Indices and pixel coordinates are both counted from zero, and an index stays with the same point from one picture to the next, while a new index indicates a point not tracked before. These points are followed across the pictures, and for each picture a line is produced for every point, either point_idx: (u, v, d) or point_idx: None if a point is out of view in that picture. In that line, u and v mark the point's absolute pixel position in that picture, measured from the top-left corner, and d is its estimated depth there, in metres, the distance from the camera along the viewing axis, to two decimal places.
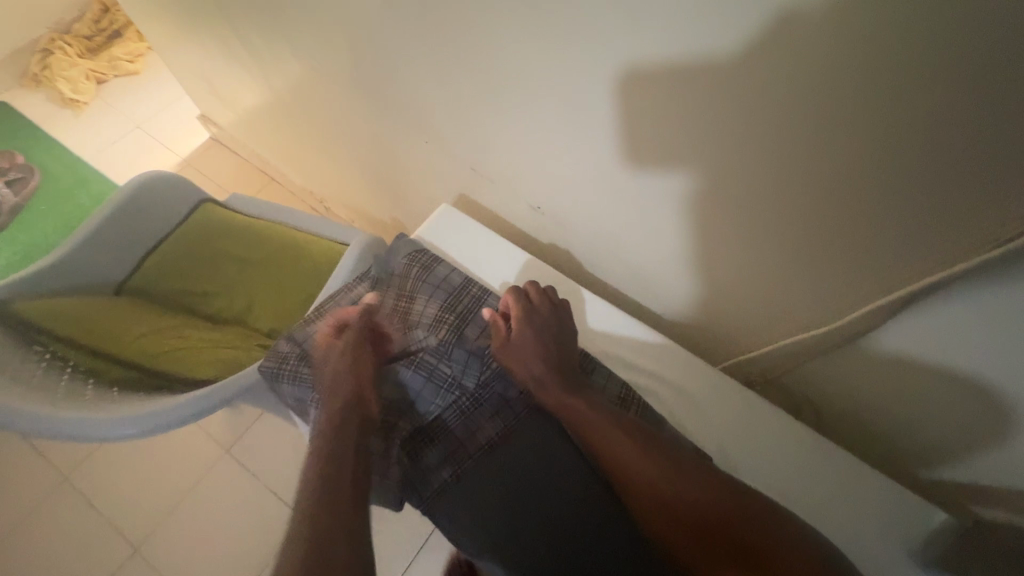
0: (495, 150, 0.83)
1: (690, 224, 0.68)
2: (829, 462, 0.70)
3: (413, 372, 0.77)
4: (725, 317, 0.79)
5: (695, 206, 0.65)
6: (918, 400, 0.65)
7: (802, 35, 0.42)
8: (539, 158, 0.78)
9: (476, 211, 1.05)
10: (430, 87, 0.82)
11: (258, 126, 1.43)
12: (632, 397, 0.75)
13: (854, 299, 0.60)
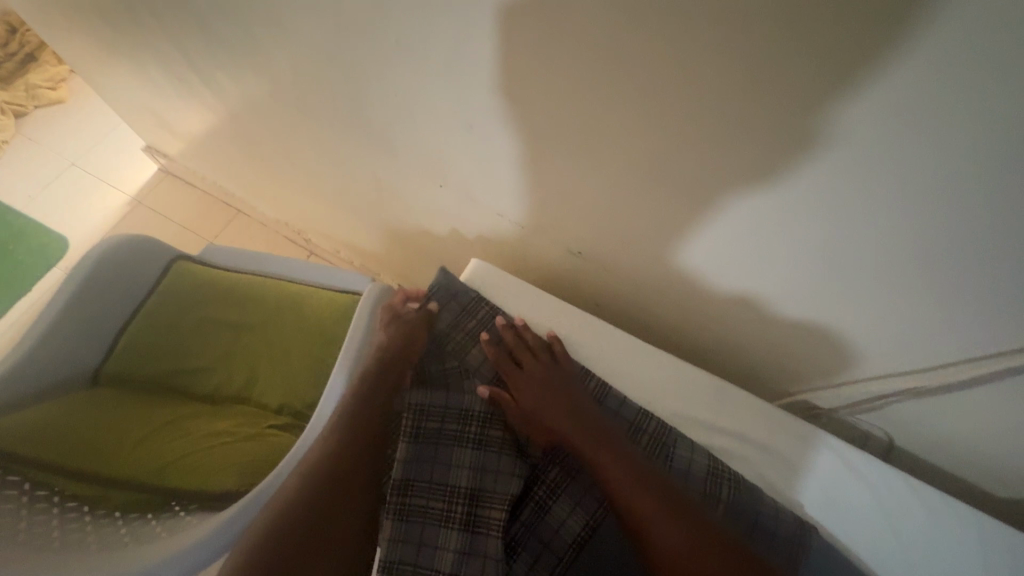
0: (519, 185, 0.78)
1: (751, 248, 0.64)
2: (925, 504, 0.63)
3: (489, 445, 0.62)
4: (788, 345, 0.75)
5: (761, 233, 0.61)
6: (998, 421, 0.64)
7: (977, 45, 0.36)
8: (576, 187, 0.72)
9: (494, 245, 0.96)
10: (444, 113, 0.74)
11: (245, 155, 1.38)
12: (723, 471, 0.63)
13: (952, 326, 0.58)
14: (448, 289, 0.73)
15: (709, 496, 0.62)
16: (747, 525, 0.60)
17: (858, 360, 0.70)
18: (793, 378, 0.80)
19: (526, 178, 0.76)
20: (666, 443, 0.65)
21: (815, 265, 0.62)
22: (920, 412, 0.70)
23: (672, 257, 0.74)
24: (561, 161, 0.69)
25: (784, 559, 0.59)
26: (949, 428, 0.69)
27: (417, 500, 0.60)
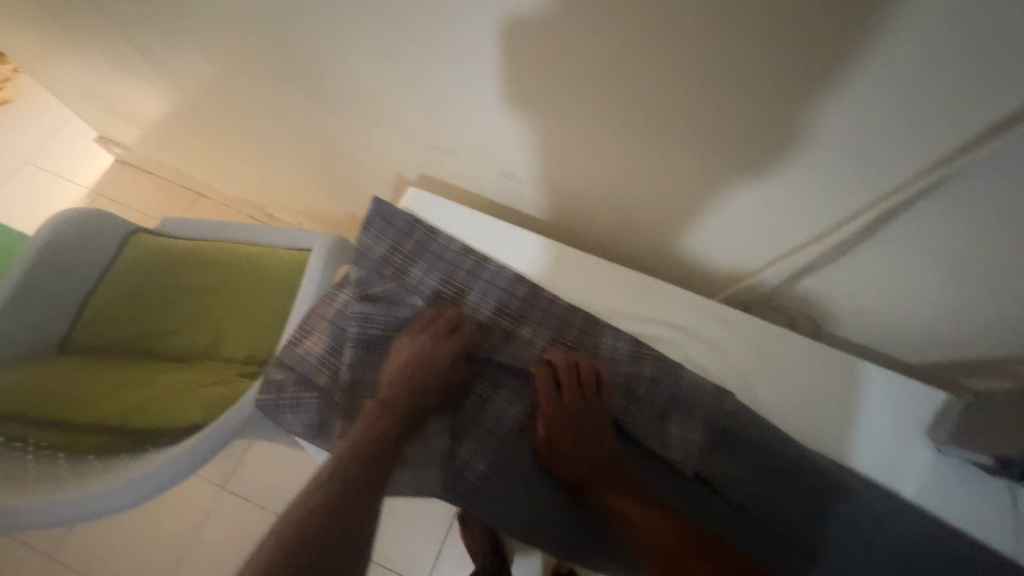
0: (450, 118, 0.79)
1: (667, 150, 0.66)
2: (831, 371, 0.71)
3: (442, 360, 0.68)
4: (719, 248, 0.78)
5: (676, 133, 0.63)
6: (913, 290, 0.68)
7: None
8: (501, 116, 0.73)
9: (437, 188, 0.97)
10: (367, 51, 0.74)
11: (192, 131, 1.37)
12: (647, 350, 0.69)
13: (859, 199, 0.61)
14: (385, 212, 0.74)
15: (634, 375, 0.67)
16: (667, 395, 0.66)
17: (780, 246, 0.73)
18: (725, 274, 0.83)
19: (455, 110, 0.77)
20: (593, 334, 0.70)
21: (723, 156, 0.64)
22: (838, 287, 0.74)
23: (594, 169, 0.75)
24: (477, 85, 0.70)
25: (704, 422, 0.65)
26: (863, 299, 0.74)
27: (364, 398, 0.65)
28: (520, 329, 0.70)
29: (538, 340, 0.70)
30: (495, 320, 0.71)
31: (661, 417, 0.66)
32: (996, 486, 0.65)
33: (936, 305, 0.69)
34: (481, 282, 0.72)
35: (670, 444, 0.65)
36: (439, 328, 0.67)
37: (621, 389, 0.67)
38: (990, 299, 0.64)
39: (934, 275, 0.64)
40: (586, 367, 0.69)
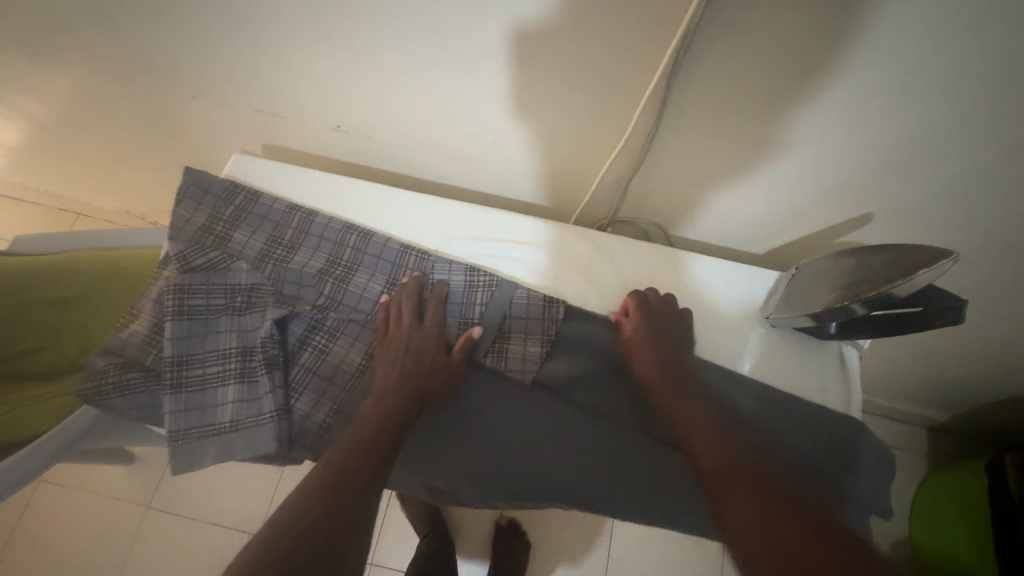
0: (270, 70, 0.76)
1: (472, 68, 0.66)
2: (670, 273, 0.73)
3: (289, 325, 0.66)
4: (557, 171, 0.79)
5: (472, 45, 0.63)
6: (731, 176, 0.71)
7: None
8: (317, 57, 0.72)
9: (286, 157, 0.94)
10: (158, 9, 0.70)
11: (30, 155, 1.26)
12: (480, 278, 0.68)
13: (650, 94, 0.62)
14: (200, 181, 0.72)
15: (468, 303, 0.67)
16: (501, 316, 0.67)
17: (604, 157, 0.74)
18: (570, 196, 0.83)
19: (271, 62, 0.75)
20: (425, 269, 0.68)
21: (544, 73, 0.64)
22: (668, 186, 0.76)
23: (417, 103, 0.75)
24: (276, 26, 0.68)
25: (539, 336, 0.66)
26: (691, 193, 0.76)
27: (194, 370, 0.63)
28: (353, 278, 0.67)
29: (371, 284, 0.67)
30: (326, 271, 0.67)
31: (499, 338, 0.67)
32: (827, 347, 0.69)
33: (754, 187, 0.72)
34: (309, 236, 0.69)
35: (510, 361, 0.66)
36: (408, 314, 0.65)
37: (458, 319, 0.67)
38: (795, 171, 0.68)
39: (738, 154, 0.68)
40: (421, 303, 0.67)
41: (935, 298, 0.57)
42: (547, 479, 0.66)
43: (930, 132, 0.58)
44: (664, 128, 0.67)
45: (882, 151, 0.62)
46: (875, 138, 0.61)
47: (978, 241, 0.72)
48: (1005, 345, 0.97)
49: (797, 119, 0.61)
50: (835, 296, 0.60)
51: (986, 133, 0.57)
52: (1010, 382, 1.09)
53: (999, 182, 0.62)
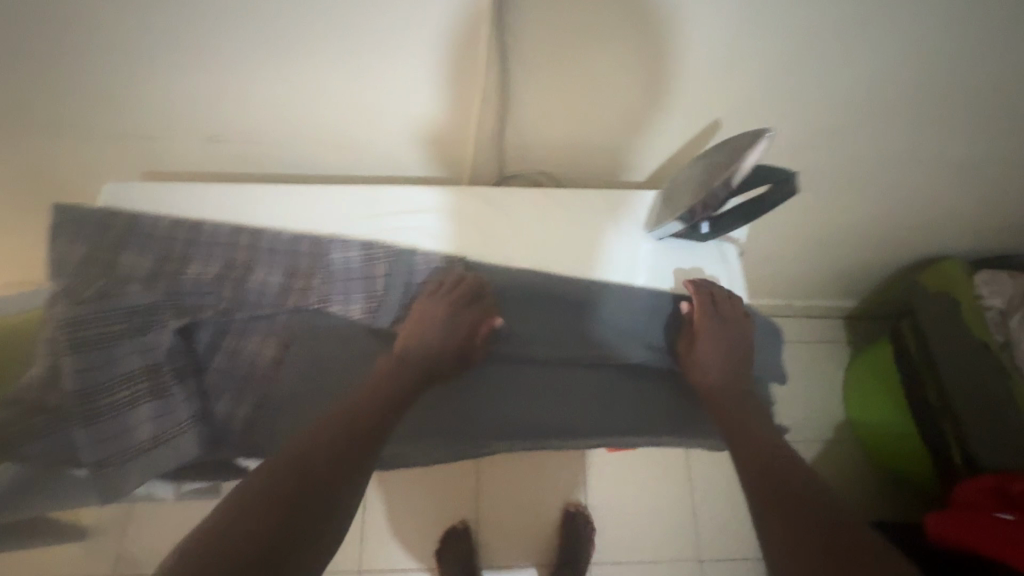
0: (117, 91, 0.75)
1: (317, 42, 0.68)
2: (560, 209, 0.76)
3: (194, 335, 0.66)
4: (432, 136, 0.82)
5: (311, 18, 0.65)
6: (590, 106, 0.76)
7: None
8: (162, 65, 0.71)
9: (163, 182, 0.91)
10: None
11: None
12: (377, 251, 0.69)
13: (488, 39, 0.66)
14: (73, 216, 0.70)
15: (370, 276, 0.68)
16: (402, 282, 0.70)
17: (473, 114, 0.77)
18: (455, 163, 0.86)
19: (117, 80, 0.73)
20: (322, 252, 0.69)
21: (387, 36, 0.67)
22: (538, 128, 0.80)
23: (276, 93, 0.75)
24: (118, 39, 0.68)
25: (441, 295, 0.71)
26: (561, 132, 0.81)
27: (102, 400, 0.61)
28: (252, 275, 0.68)
29: (271, 278, 0.68)
30: (225, 275, 0.67)
31: (406, 304, 0.70)
32: (708, 248, 0.76)
33: (613, 111, 0.77)
34: (200, 246, 0.69)
35: (418, 324, 0.70)
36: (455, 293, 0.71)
37: (364, 295, 0.68)
38: (642, 88, 0.73)
39: (589, 83, 0.73)
40: (325, 286, 0.68)
41: (771, 173, 0.63)
42: (477, 413, 0.73)
43: (740, 29, 0.66)
44: (514, 70, 0.71)
45: (711, 61, 0.69)
46: (701, 48, 0.68)
47: (812, 126, 0.81)
48: (871, 224, 1.10)
49: (624, 40, 0.67)
50: (693, 194, 0.66)
51: (782, 21, 0.65)
52: (885, 257, 1.23)
53: (809, 64, 0.71)
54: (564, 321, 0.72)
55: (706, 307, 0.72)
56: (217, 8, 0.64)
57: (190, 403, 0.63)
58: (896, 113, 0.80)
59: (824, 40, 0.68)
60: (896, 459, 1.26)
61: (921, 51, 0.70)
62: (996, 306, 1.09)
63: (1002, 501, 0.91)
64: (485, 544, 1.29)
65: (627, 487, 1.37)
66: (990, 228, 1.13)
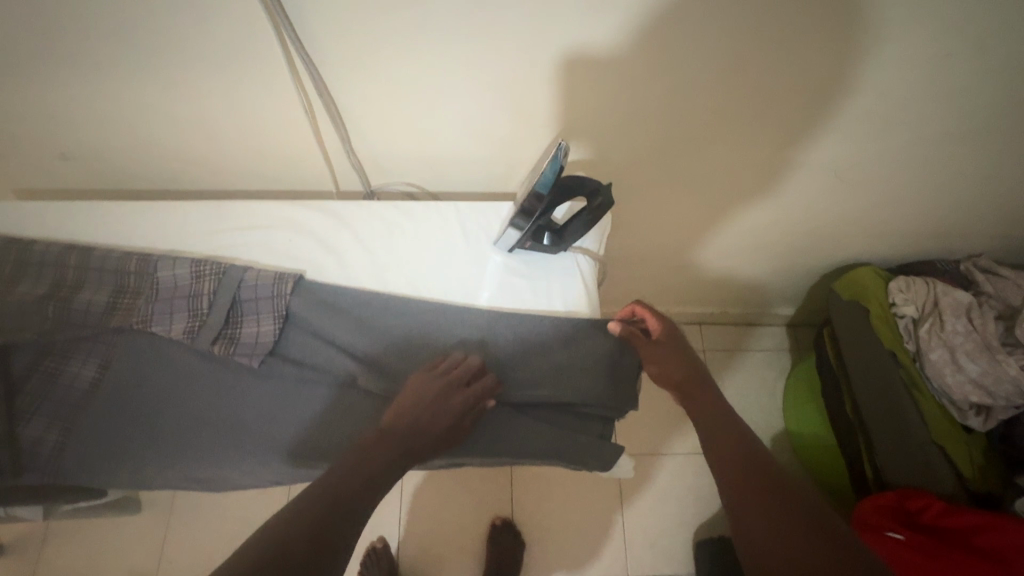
0: None
1: (156, 68, 0.68)
2: (407, 219, 0.75)
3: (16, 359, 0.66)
4: (294, 156, 0.81)
5: (146, 46, 0.65)
6: (444, 121, 0.77)
7: None
8: (7, 89, 0.71)
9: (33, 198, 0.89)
10: None
11: None
12: (206, 268, 0.68)
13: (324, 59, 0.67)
14: None
15: (196, 294, 0.67)
16: (227, 300, 0.67)
17: (319, 127, 0.76)
18: (320, 177, 0.85)
19: None
20: (150, 270, 0.68)
21: (224, 62, 0.67)
22: (396, 146, 0.80)
23: (128, 117, 0.75)
24: None
25: (269, 312, 0.67)
26: (421, 146, 0.81)
27: None
28: (76, 296, 0.67)
29: (97, 297, 0.67)
30: (48, 295, 0.67)
31: (231, 322, 0.67)
32: (559, 259, 0.74)
33: (469, 125, 0.78)
34: (28, 266, 0.69)
35: (241, 344, 0.66)
36: (460, 376, 0.63)
37: (186, 314, 0.67)
38: (491, 103, 0.74)
39: (435, 99, 0.73)
40: (147, 305, 0.67)
41: (587, 182, 0.63)
42: None
43: (569, 45, 0.67)
44: (358, 89, 0.71)
45: (537, 61, 0.69)
46: (526, 56, 0.68)
47: (671, 127, 0.81)
48: (768, 225, 1.09)
49: (460, 57, 0.68)
50: (520, 202, 0.65)
51: (593, 21, 0.64)
52: (797, 259, 1.22)
53: (652, 77, 0.72)
54: (398, 330, 0.68)
55: None
56: (21, 27, 0.63)
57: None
58: (754, 114, 0.80)
59: (644, 40, 0.67)
60: (823, 470, 1.23)
61: (758, 56, 0.71)
62: (908, 314, 1.05)
63: (896, 521, 0.87)
64: (403, 556, 1.27)
65: (553, 503, 1.34)
66: (893, 230, 1.11)
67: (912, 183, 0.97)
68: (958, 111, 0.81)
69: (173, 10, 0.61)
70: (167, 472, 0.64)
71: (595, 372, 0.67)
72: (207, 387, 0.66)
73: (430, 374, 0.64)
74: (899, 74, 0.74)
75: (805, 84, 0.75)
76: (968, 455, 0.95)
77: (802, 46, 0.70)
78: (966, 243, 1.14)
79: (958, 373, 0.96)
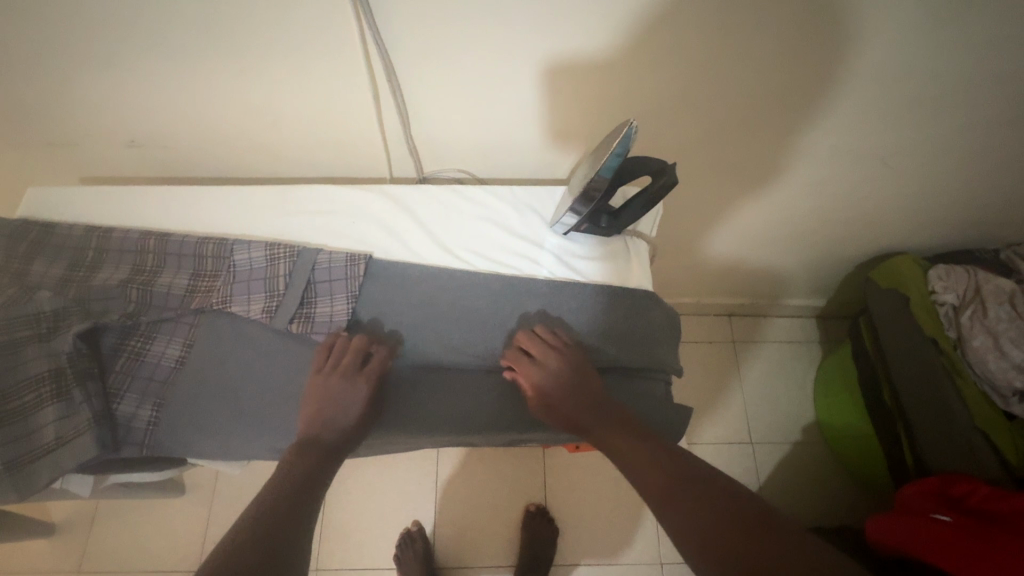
0: (42, 100, 0.77)
1: (227, 57, 0.71)
2: (466, 202, 0.77)
3: (101, 339, 0.69)
4: (351, 142, 0.84)
5: (221, 37, 0.68)
6: (499, 108, 0.79)
7: None
8: (84, 78, 0.74)
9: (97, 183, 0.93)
10: None
11: None
12: (279, 251, 0.71)
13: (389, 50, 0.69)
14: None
15: (272, 276, 0.70)
16: (302, 281, 0.69)
17: (376, 112, 0.78)
18: (374, 162, 0.88)
19: (44, 92, 0.76)
20: (225, 254, 0.71)
21: (292, 51, 0.70)
22: (450, 132, 0.83)
23: (196, 105, 0.78)
24: (40, 57, 0.71)
25: (343, 292, 0.70)
26: (473, 132, 0.83)
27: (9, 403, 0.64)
28: (158, 279, 0.71)
29: (177, 280, 0.71)
30: (130, 279, 0.70)
31: (306, 302, 0.70)
32: (613, 243, 0.76)
33: (522, 112, 0.80)
34: (111, 251, 0.72)
35: (316, 322, 0.69)
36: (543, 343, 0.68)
37: (263, 294, 0.69)
38: (546, 90, 0.76)
39: (491, 86, 0.75)
40: (226, 287, 0.70)
41: (647, 165, 0.65)
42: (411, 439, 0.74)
43: (625, 33, 0.69)
44: (419, 77, 0.73)
45: (592, 49, 0.71)
46: (583, 43, 0.70)
47: (718, 114, 0.83)
48: (806, 213, 1.10)
49: (520, 44, 0.69)
50: (579, 186, 0.66)
51: (649, 9, 0.66)
52: (833, 247, 1.22)
53: (705, 62, 0.74)
54: (464, 309, 0.71)
55: (524, 363, 0.67)
56: (99, 15, 0.66)
57: (91, 403, 0.65)
58: (801, 101, 0.81)
59: (695, 28, 0.69)
60: (860, 460, 1.23)
61: (810, 43, 0.72)
62: (949, 302, 1.05)
63: (942, 505, 0.88)
64: (439, 539, 1.30)
65: (585, 489, 1.36)
66: (933, 218, 1.11)
67: (955, 170, 0.97)
68: (1005, 98, 0.81)
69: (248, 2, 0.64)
70: (257, 442, 0.66)
71: (650, 346, 0.71)
72: (286, 363, 0.69)
73: (323, 371, 0.66)
74: (949, 61, 0.75)
75: (853, 71, 0.76)
76: (1013, 441, 0.95)
77: (854, 30, 0.70)
78: (1004, 232, 1.14)
79: (1000, 359, 0.96)
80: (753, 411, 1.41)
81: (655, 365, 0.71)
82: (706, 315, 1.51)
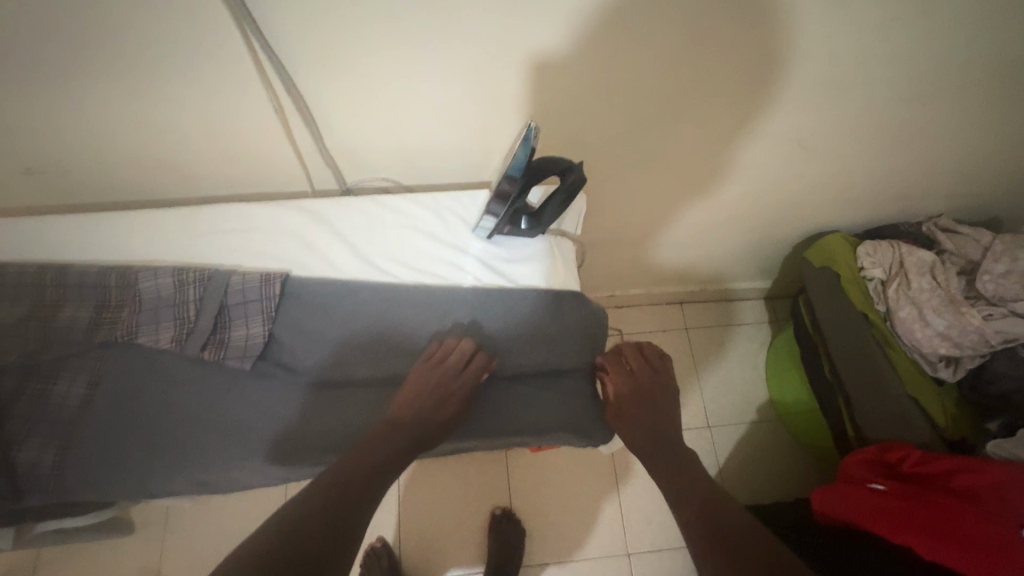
0: None
1: (119, 78, 0.68)
2: (385, 212, 0.75)
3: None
4: (267, 157, 0.81)
5: (109, 56, 0.65)
6: (416, 115, 0.78)
7: None
8: None
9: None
10: None
11: None
12: (189, 276, 0.68)
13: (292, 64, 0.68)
14: None
15: (182, 302, 0.67)
16: (215, 306, 0.67)
17: (289, 125, 0.76)
18: (294, 176, 0.85)
19: None
20: (131, 282, 0.68)
21: (189, 68, 0.67)
22: (369, 143, 0.81)
23: (93, 129, 0.74)
24: None
25: (259, 314, 0.68)
26: (393, 140, 0.81)
27: None
28: (60, 313, 0.67)
29: (79, 314, 0.67)
30: (28, 315, 0.67)
31: (220, 327, 0.68)
32: (538, 243, 0.75)
33: (439, 118, 0.79)
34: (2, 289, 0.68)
35: (231, 347, 0.67)
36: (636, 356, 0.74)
37: (174, 322, 0.67)
38: (461, 95, 0.75)
39: (404, 94, 0.74)
40: (133, 317, 0.67)
41: (559, 164, 0.65)
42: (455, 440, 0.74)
43: (531, 35, 0.69)
44: (328, 89, 0.72)
45: (500, 52, 0.70)
46: (490, 46, 0.69)
47: (637, 110, 0.84)
48: (738, 200, 1.12)
49: (427, 51, 0.69)
50: (493, 187, 0.66)
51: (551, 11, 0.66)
52: (770, 230, 1.25)
53: (617, 62, 0.74)
54: (384, 323, 0.69)
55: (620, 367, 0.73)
56: None
57: None
58: (715, 93, 0.83)
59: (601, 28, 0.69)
60: (807, 436, 1.27)
61: (715, 38, 0.74)
62: (876, 276, 1.09)
63: (880, 473, 0.90)
64: (404, 554, 1.27)
65: (550, 488, 1.36)
66: (858, 196, 1.15)
67: (872, 149, 1.01)
68: (904, 81, 0.85)
69: (132, 21, 0.61)
70: (172, 479, 0.64)
71: (580, 344, 0.71)
72: (203, 393, 0.66)
73: (429, 366, 0.66)
74: (847, 48, 0.78)
75: (759, 61, 0.78)
76: (939, 406, 1.00)
77: (754, 23, 0.72)
78: (924, 207, 1.20)
79: (926, 328, 1.00)
80: (708, 396, 1.44)
81: (585, 362, 0.72)
82: (658, 305, 1.53)
